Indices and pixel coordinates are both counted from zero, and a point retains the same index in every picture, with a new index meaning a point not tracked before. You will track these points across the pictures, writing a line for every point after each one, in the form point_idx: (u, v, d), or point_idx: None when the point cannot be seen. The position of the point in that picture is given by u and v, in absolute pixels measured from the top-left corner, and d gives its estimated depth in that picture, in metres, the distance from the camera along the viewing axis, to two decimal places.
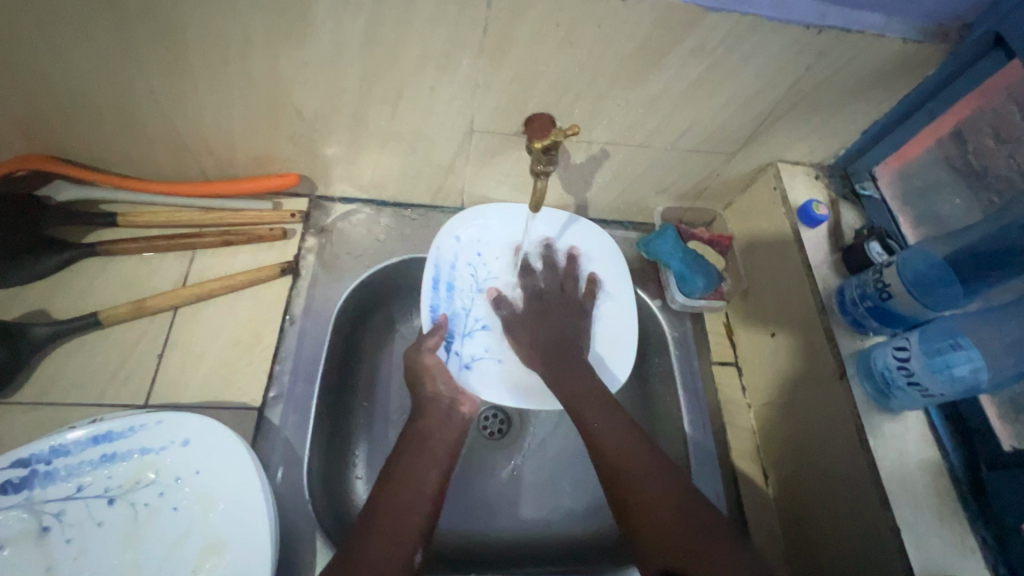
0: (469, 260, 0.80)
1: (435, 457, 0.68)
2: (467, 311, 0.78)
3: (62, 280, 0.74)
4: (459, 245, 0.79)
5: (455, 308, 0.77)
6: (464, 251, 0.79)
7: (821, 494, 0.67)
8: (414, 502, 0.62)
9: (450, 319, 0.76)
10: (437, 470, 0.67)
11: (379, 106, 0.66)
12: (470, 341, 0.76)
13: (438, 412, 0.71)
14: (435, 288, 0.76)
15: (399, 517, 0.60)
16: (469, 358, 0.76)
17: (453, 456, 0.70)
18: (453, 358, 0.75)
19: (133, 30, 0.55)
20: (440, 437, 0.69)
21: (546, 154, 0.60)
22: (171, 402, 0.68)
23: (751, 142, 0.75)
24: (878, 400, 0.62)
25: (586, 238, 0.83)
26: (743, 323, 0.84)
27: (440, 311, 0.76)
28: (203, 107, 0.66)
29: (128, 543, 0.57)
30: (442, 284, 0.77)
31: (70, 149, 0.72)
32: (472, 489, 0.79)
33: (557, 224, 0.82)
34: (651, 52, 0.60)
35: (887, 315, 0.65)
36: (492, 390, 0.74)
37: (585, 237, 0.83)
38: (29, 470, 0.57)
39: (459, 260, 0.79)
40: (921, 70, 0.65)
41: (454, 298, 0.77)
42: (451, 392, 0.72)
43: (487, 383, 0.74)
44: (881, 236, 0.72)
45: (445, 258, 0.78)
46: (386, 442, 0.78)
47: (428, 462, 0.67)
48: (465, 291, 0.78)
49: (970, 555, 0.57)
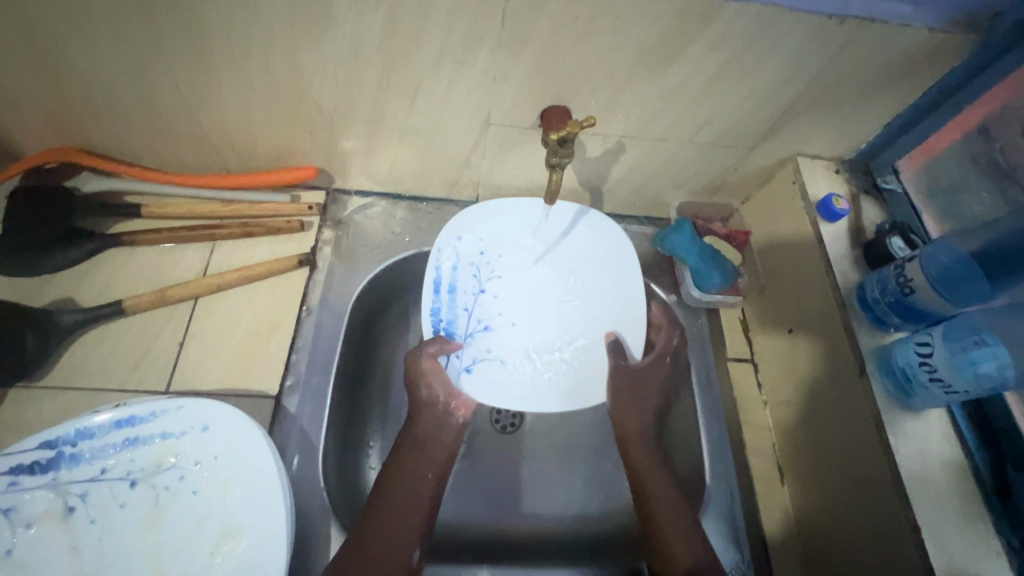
0: (470, 257, 0.79)
1: (433, 461, 0.68)
2: (469, 311, 0.76)
3: (86, 269, 0.76)
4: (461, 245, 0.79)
5: (455, 312, 0.76)
6: (466, 249, 0.79)
7: (840, 494, 0.66)
8: (409, 510, 0.63)
9: (450, 323, 0.75)
10: (434, 471, 0.67)
11: (396, 100, 0.67)
12: (471, 342, 0.75)
13: (429, 415, 0.70)
14: (436, 291, 0.76)
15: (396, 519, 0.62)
16: (468, 362, 0.74)
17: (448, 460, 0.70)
18: (451, 362, 0.73)
19: (160, 25, 0.57)
20: (435, 441, 0.69)
21: (562, 145, 0.60)
22: (192, 389, 0.70)
23: (770, 136, 0.74)
24: (899, 398, 0.61)
25: (594, 231, 0.81)
26: (759, 319, 0.83)
27: (440, 315, 0.75)
28: (226, 101, 0.67)
29: (148, 525, 0.58)
30: (442, 287, 0.76)
31: (96, 141, 0.73)
32: (480, 480, 0.79)
33: (567, 218, 0.81)
34: (670, 45, 0.59)
35: (910, 311, 0.63)
36: (490, 395, 0.73)
37: (585, 238, 0.81)
38: (56, 452, 0.58)
39: (465, 255, 0.79)
40: (948, 61, 0.63)
41: (456, 298, 0.77)
42: (447, 395, 0.71)
43: (485, 386, 0.73)
44: (904, 231, 0.70)
45: (446, 259, 0.78)
46: (393, 429, 0.79)
47: (427, 459, 0.68)
48: (466, 290, 0.77)
49: (994, 557, 0.56)
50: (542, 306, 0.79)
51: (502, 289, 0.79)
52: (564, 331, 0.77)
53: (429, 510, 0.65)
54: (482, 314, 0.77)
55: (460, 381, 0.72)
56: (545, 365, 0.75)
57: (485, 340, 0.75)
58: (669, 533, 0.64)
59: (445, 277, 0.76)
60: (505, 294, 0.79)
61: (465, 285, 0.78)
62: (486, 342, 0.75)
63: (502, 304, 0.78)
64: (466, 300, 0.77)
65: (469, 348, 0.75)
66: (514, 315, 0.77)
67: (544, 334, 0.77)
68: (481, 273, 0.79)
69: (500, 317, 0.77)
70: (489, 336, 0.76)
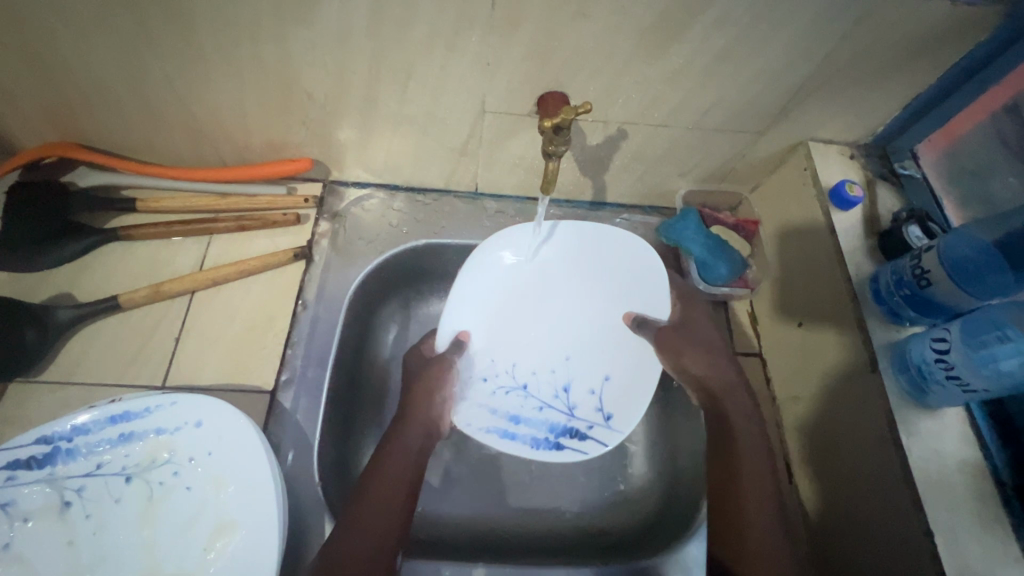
0: (488, 384, 0.75)
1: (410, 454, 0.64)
2: (539, 400, 0.75)
3: (84, 264, 0.76)
4: (476, 401, 0.74)
5: (545, 429, 0.74)
6: (482, 390, 0.75)
7: (856, 497, 0.63)
8: (390, 502, 0.60)
9: (559, 423, 0.75)
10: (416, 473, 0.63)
11: (388, 87, 0.65)
12: (577, 409, 0.75)
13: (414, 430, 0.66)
14: (510, 436, 0.74)
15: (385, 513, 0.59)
16: (589, 419, 0.75)
17: (425, 449, 0.66)
18: (595, 429, 0.74)
19: (145, 15, 0.55)
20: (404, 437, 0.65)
21: (557, 132, 0.58)
22: (189, 384, 0.70)
23: (780, 120, 0.71)
24: (914, 395, 0.58)
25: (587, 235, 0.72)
26: (768, 312, 0.80)
27: (541, 436, 0.74)
28: (217, 93, 0.66)
29: (144, 520, 0.59)
30: (509, 432, 0.74)
31: (90, 135, 0.73)
32: (464, 474, 0.78)
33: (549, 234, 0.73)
34: (671, 25, 0.56)
35: (926, 305, 0.60)
36: (636, 410, 0.73)
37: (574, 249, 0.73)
38: (52, 447, 0.58)
39: (479, 401, 0.74)
40: (974, 36, 0.59)
41: (524, 420, 0.75)
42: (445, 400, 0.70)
43: (628, 410, 0.73)
44: (922, 219, 0.67)
45: (482, 421, 0.74)
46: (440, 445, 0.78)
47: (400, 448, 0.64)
48: (523, 407, 0.75)
49: (1015, 563, 0.53)
50: (572, 325, 0.77)
51: (536, 362, 0.76)
52: (600, 334, 0.76)
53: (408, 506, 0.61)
54: (542, 398, 0.76)
55: (616, 433, 0.74)
56: (621, 350, 0.75)
57: (574, 388, 0.76)
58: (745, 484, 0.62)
59: (497, 426, 0.74)
60: (536, 358, 0.77)
61: (529, 398, 0.76)
62: (576, 389, 0.76)
63: (558, 369, 0.76)
64: (529, 413, 0.75)
65: (582, 419, 0.75)
66: (575, 355, 0.77)
67: (597, 346, 0.76)
68: (514, 379, 0.76)
69: (558, 373, 0.76)
70: (570, 383, 0.76)
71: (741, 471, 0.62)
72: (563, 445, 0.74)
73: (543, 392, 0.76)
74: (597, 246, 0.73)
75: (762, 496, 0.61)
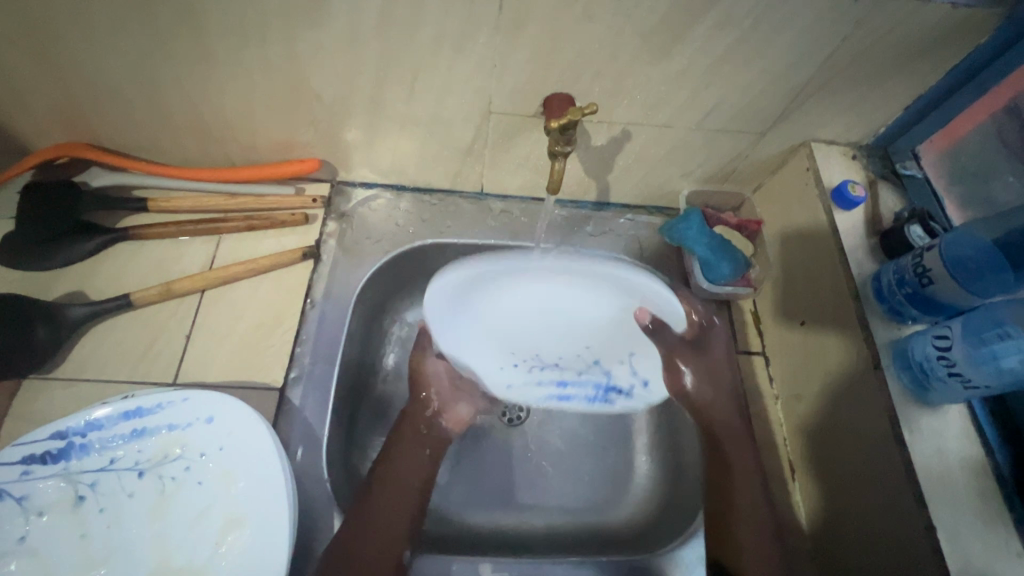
0: (514, 375, 0.69)
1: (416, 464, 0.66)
2: (575, 373, 0.70)
3: (95, 263, 0.77)
4: (512, 385, 0.69)
5: (592, 386, 0.70)
6: (512, 376, 0.69)
7: (858, 493, 0.63)
8: (399, 506, 0.62)
9: (603, 386, 0.70)
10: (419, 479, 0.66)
11: (396, 89, 0.66)
12: (613, 377, 0.70)
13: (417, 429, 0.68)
14: (563, 385, 0.69)
15: (393, 514, 0.62)
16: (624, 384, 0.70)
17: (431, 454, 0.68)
18: (636, 382, 0.70)
19: (158, 17, 0.56)
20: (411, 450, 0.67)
21: (563, 133, 0.60)
22: (198, 381, 0.71)
23: (782, 121, 0.72)
24: (916, 392, 0.59)
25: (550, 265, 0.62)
26: (771, 311, 0.81)
27: (592, 394, 0.70)
28: (227, 95, 0.67)
29: (156, 514, 0.60)
30: (562, 392, 0.69)
31: (102, 136, 0.74)
32: (469, 469, 0.78)
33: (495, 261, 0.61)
34: (675, 27, 0.57)
35: (928, 303, 0.61)
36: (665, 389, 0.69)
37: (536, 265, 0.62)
38: (66, 442, 0.59)
39: (518, 386, 0.69)
40: (973, 37, 0.60)
41: (571, 384, 0.69)
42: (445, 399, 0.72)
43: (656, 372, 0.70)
44: (924, 218, 0.67)
45: (532, 393, 0.69)
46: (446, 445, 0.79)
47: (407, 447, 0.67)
48: (563, 372, 0.70)
49: (1015, 559, 0.54)
50: (574, 319, 0.69)
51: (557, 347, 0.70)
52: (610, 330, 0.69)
53: (416, 511, 0.64)
54: (576, 371, 0.70)
55: (657, 391, 0.70)
56: (636, 343, 0.69)
57: (600, 371, 0.70)
58: (740, 505, 0.66)
59: (549, 394, 0.69)
60: (552, 342, 0.70)
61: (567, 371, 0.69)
62: (603, 366, 0.70)
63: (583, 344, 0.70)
64: (573, 377, 0.70)
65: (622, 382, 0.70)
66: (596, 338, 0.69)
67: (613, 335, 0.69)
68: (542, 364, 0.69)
69: (585, 356, 0.71)
70: (596, 366, 0.70)
71: (737, 495, 0.67)
72: (614, 400, 0.70)
73: (571, 363, 0.70)
74: (589, 273, 0.62)
75: (757, 519, 0.65)
